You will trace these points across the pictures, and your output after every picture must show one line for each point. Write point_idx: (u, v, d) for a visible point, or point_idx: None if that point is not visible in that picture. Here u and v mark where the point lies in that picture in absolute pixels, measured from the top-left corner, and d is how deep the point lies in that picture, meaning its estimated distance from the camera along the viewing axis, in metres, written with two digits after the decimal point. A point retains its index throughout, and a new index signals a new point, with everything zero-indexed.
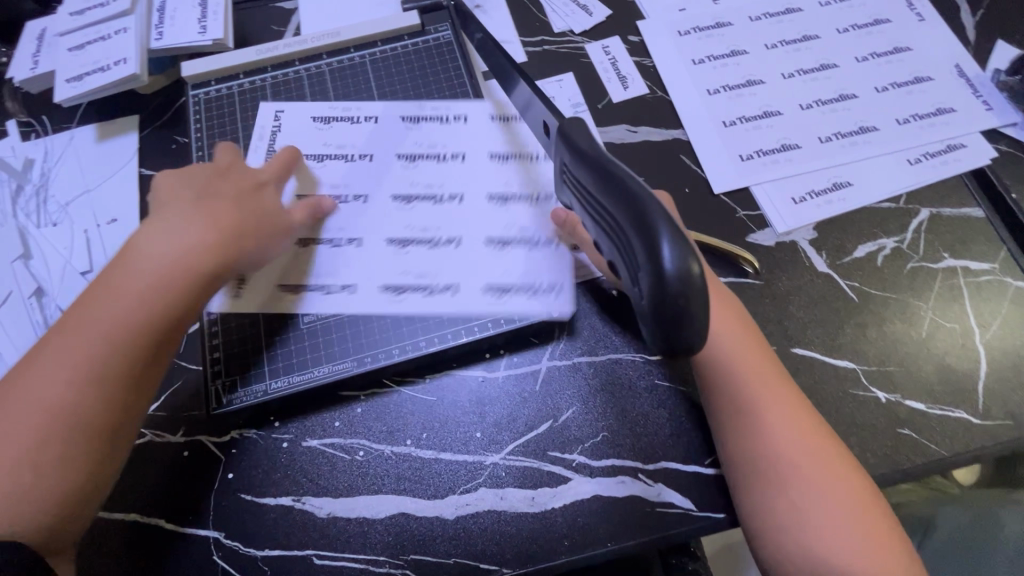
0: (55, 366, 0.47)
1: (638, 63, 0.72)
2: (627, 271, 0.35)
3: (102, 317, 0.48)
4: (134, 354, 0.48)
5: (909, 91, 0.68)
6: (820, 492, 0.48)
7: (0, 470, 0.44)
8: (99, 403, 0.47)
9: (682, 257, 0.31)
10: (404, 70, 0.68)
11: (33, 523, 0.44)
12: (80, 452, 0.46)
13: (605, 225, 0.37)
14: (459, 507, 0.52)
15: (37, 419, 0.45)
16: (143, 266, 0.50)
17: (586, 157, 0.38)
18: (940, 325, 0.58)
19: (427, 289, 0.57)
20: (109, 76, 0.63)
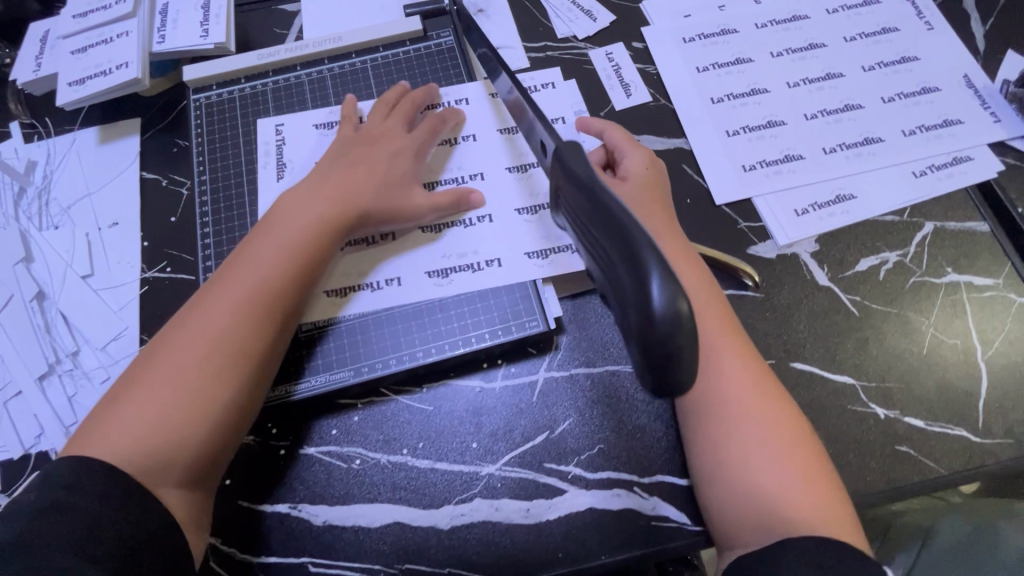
0: (212, 304, 0.50)
1: (641, 70, 0.71)
2: (620, 303, 0.35)
3: (258, 262, 0.52)
4: (279, 299, 0.51)
5: (916, 102, 0.68)
6: (759, 432, 0.47)
7: (155, 392, 0.47)
8: (248, 342, 0.49)
9: (669, 293, 0.31)
10: (405, 76, 0.68)
11: (170, 452, 0.46)
12: (219, 387, 0.48)
13: (600, 255, 0.37)
14: (454, 517, 0.52)
15: (195, 350, 0.48)
16: (288, 223, 0.54)
17: (579, 184, 0.38)
18: (942, 342, 0.57)
19: (472, 266, 0.59)
20: (111, 80, 0.63)
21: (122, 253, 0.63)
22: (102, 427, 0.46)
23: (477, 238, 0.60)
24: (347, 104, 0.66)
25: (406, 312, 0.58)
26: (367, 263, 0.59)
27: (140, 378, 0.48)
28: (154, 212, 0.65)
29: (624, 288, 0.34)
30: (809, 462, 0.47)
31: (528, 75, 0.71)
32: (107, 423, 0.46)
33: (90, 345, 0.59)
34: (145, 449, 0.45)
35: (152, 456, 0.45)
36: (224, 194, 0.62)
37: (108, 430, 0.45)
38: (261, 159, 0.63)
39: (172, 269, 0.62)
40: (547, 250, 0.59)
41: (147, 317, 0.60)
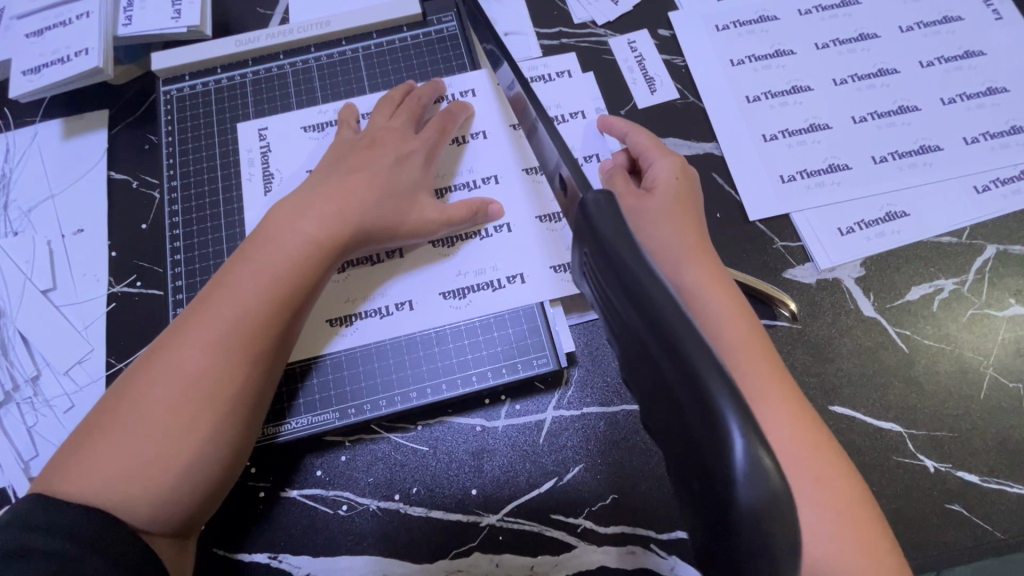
0: (194, 334, 0.43)
1: (668, 62, 0.63)
2: (679, 437, 0.26)
3: (247, 286, 0.45)
4: (272, 329, 0.44)
5: (980, 105, 0.60)
6: (813, 488, 0.38)
7: (132, 432, 0.40)
8: (237, 380, 0.43)
9: (758, 470, 0.21)
10: (402, 67, 0.60)
11: (145, 507, 0.39)
12: (203, 432, 0.41)
13: (645, 367, 0.27)
14: (450, 573, 0.47)
15: (174, 388, 0.41)
16: (280, 238, 0.47)
17: (615, 265, 0.27)
18: (1001, 385, 0.51)
19: (491, 285, 0.53)
20: (70, 68, 0.56)
21: (87, 264, 0.57)
22: (65, 475, 0.39)
23: (495, 251, 0.53)
24: (336, 99, 0.59)
25: (401, 344, 0.52)
26: (370, 284, 0.53)
27: (110, 419, 0.41)
28: (122, 217, 0.58)
29: (690, 433, 0.24)
30: (865, 527, 0.38)
31: (539, 63, 0.62)
32: (71, 471, 0.39)
33: (52, 370, 0.54)
34: (116, 504, 0.38)
35: (124, 511, 0.39)
36: (197, 201, 0.56)
37: (72, 480, 0.39)
38: (245, 168, 0.56)
39: (142, 283, 0.56)
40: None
41: (114, 338, 0.54)
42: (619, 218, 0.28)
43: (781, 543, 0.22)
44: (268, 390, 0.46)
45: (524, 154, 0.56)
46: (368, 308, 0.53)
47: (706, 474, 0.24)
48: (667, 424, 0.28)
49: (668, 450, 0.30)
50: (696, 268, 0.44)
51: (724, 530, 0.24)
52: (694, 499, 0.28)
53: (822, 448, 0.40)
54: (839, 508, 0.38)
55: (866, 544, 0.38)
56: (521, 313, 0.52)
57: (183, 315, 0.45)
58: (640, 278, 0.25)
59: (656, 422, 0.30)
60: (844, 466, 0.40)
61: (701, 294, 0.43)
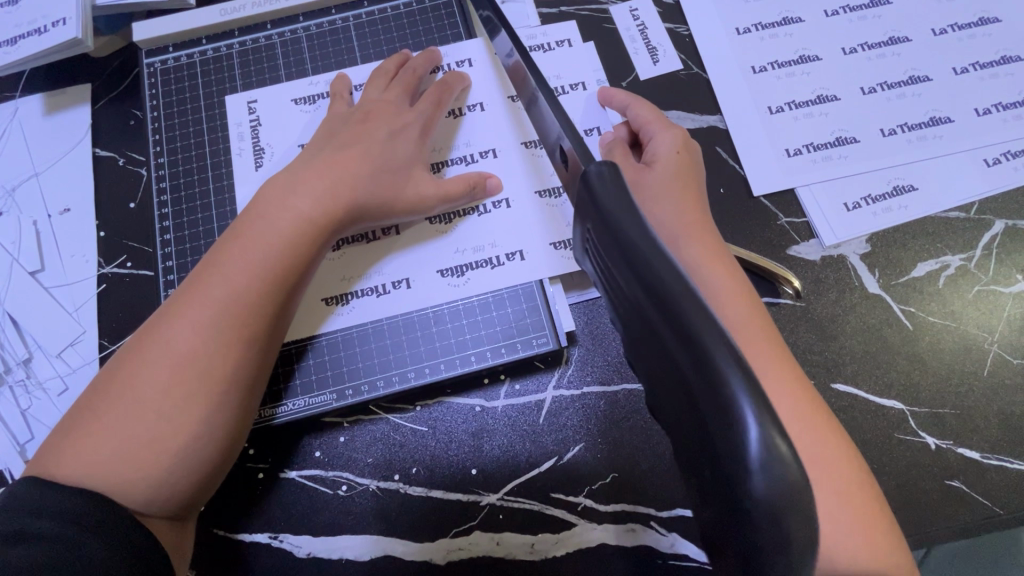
0: (185, 315, 0.42)
1: (671, 31, 0.61)
2: (687, 418, 0.25)
3: (238, 265, 0.43)
4: (266, 310, 0.43)
5: (993, 74, 0.58)
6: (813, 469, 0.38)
7: (127, 415, 0.40)
8: (231, 361, 0.42)
9: (774, 457, 0.20)
10: (394, 36, 0.58)
11: (143, 491, 0.39)
12: (198, 414, 0.40)
13: (651, 347, 0.26)
14: (450, 551, 0.47)
15: (167, 370, 0.40)
16: (271, 217, 0.45)
17: (619, 240, 0.26)
18: (1005, 361, 0.50)
19: (490, 261, 0.51)
20: (48, 40, 0.53)
21: (75, 245, 0.55)
22: (60, 458, 0.38)
23: (493, 227, 0.52)
24: (326, 71, 0.56)
25: (397, 324, 0.51)
26: (366, 262, 0.52)
27: (103, 401, 0.40)
28: (109, 196, 0.56)
29: (698, 415, 0.24)
30: (864, 505, 0.38)
31: (538, 31, 0.60)
32: (66, 456, 0.38)
33: (43, 352, 0.53)
34: (114, 488, 0.38)
35: (122, 492, 0.38)
36: (185, 178, 0.54)
37: (68, 463, 0.38)
38: (234, 143, 0.54)
39: (132, 264, 0.54)
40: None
41: (106, 320, 0.53)
42: (623, 192, 0.27)
43: (798, 534, 0.21)
44: (264, 370, 0.45)
45: (524, 125, 0.54)
46: (364, 286, 0.52)
47: (715, 458, 0.23)
48: (673, 406, 0.27)
49: (674, 430, 0.29)
50: (696, 245, 0.43)
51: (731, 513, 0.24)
52: (699, 479, 0.27)
53: (822, 423, 0.39)
54: (836, 486, 0.38)
55: (864, 520, 0.38)
56: (520, 292, 0.51)
57: (174, 295, 0.44)
58: (648, 256, 0.24)
59: (661, 400, 0.29)
60: (845, 446, 0.40)
61: (701, 273, 0.42)
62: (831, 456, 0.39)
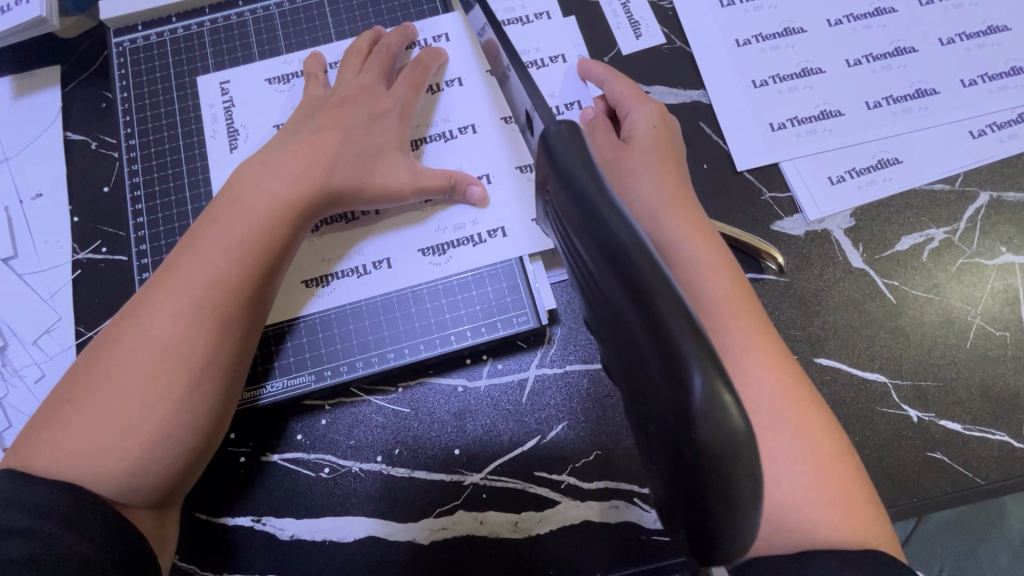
0: (162, 301, 0.41)
1: (654, 4, 0.60)
2: (640, 382, 0.25)
3: (215, 248, 0.43)
4: (244, 294, 0.43)
5: (980, 45, 0.57)
6: (792, 441, 0.38)
7: (101, 403, 0.39)
8: (209, 347, 0.41)
9: (717, 408, 0.20)
10: (370, 12, 0.56)
11: (119, 480, 0.38)
12: (178, 400, 0.40)
13: (608, 313, 0.26)
14: (434, 531, 0.47)
15: (146, 358, 0.40)
16: (245, 198, 0.44)
17: (578, 203, 0.25)
18: (988, 334, 0.50)
19: (471, 240, 0.51)
20: (12, 19, 0.52)
21: (49, 230, 0.54)
22: (38, 449, 0.38)
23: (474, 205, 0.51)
24: (301, 48, 0.55)
25: (376, 305, 0.50)
26: (345, 242, 0.51)
27: (81, 390, 0.40)
28: (83, 180, 0.55)
29: (646, 373, 0.23)
30: (842, 475, 0.38)
31: (516, 4, 0.58)
32: (42, 448, 0.38)
33: (19, 339, 0.52)
34: (90, 477, 0.38)
35: (104, 481, 0.38)
36: (157, 160, 0.53)
37: (47, 454, 0.38)
38: (207, 125, 0.53)
39: (107, 250, 0.53)
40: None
41: (82, 306, 0.52)
42: (584, 155, 0.27)
43: (744, 486, 0.21)
44: (244, 357, 0.44)
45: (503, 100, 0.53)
46: (344, 267, 0.51)
47: (663, 419, 0.23)
48: (627, 372, 0.27)
49: (627, 397, 0.29)
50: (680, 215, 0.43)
51: (677, 475, 0.24)
52: (650, 445, 0.27)
53: (801, 394, 0.39)
54: (811, 459, 0.38)
55: (844, 491, 0.38)
56: (501, 270, 0.50)
57: (150, 281, 0.43)
58: (605, 219, 0.24)
59: (616, 367, 0.29)
60: (825, 416, 0.40)
61: (682, 247, 0.41)
62: (810, 427, 0.39)
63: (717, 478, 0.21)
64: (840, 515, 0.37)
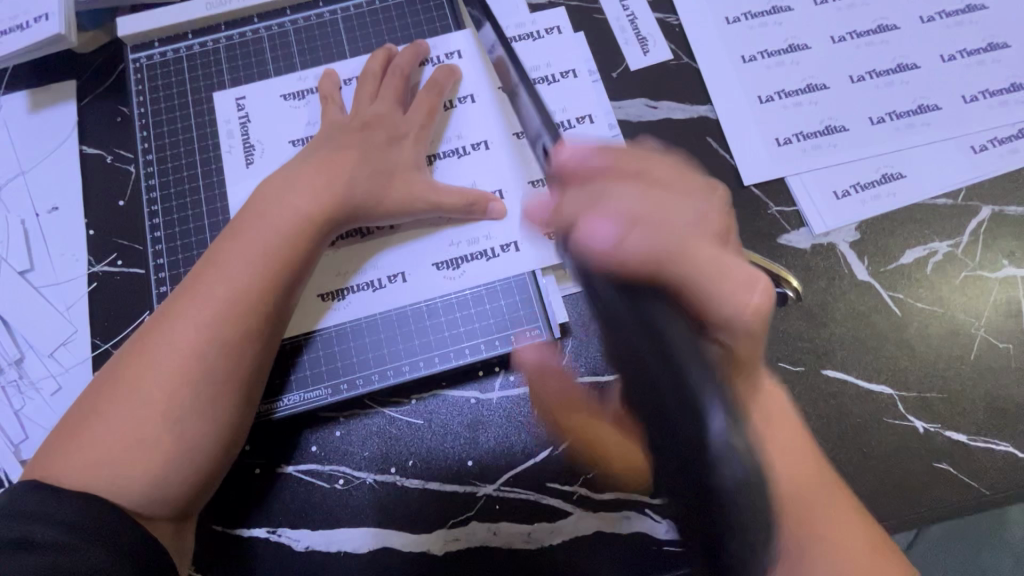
0: (186, 315, 0.42)
1: (661, 21, 0.61)
2: (665, 435, 0.31)
3: (236, 263, 0.44)
4: (266, 307, 0.44)
5: (980, 62, 0.58)
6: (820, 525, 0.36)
7: (126, 416, 0.40)
8: (231, 360, 0.42)
9: (733, 447, 0.29)
10: (383, 29, 0.57)
11: (143, 492, 0.39)
12: (202, 413, 0.41)
13: (638, 381, 0.31)
14: (447, 542, 0.48)
15: (170, 371, 0.41)
16: (267, 214, 0.46)
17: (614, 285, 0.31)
18: (992, 345, 0.51)
19: (484, 253, 0.51)
20: (31, 36, 0.53)
21: (65, 243, 0.55)
22: (65, 462, 0.39)
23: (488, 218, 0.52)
24: (315, 64, 0.56)
25: (391, 319, 0.51)
26: (360, 256, 0.51)
27: (106, 404, 0.40)
28: (99, 193, 0.56)
29: (676, 427, 0.29)
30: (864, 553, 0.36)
31: (527, 20, 0.60)
32: (67, 461, 0.39)
33: (35, 351, 0.53)
34: (115, 490, 0.38)
35: (130, 493, 0.39)
36: (174, 174, 0.53)
37: (75, 467, 0.38)
38: (224, 140, 0.54)
39: (123, 262, 0.54)
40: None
41: (98, 318, 0.53)
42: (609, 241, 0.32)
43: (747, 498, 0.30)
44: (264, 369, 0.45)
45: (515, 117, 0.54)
46: (359, 281, 0.51)
47: (694, 463, 0.29)
48: (648, 424, 0.32)
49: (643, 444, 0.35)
50: (709, 283, 0.30)
51: (704, 502, 0.30)
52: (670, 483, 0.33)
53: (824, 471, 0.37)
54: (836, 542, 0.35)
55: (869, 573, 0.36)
56: (514, 284, 0.51)
57: (174, 295, 0.44)
58: (646, 303, 0.30)
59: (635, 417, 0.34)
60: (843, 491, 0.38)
61: None
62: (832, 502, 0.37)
63: (730, 495, 0.29)
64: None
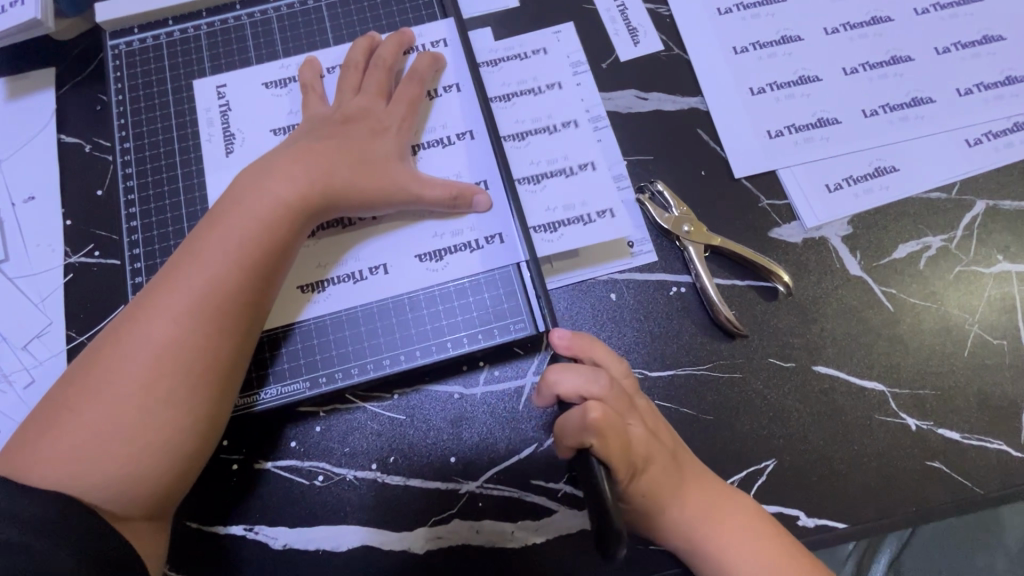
0: (161, 305, 0.41)
1: (652, 11, 0.60)
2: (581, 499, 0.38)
3: (214, 251, 0.42)
4: (244, 298, 0.42)
5: (975, 54, 0.57)
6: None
7: (98, 410, 0.38)
8: (208, 353, 0.41)
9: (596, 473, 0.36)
10: (368, 16, 0.56)
11: (115, 490, 0.38)
12: (178, 406, 0.40)
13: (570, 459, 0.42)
14: (429, 540, 0.46)
15: (143, 364, 0.39)
16: (246, 203, 0.44)
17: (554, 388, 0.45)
18: (986, 342, 0.50)
19: (469, 245, 0.50)
20: (6, 21, 0.52)
21: (41, 234, 0.54)
22: (36, 458, 0.37)
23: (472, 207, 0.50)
24: (298, 53, 0.55)
25: (372, 311, 0.49)
26: (342, 247, 0.50)
27: (77, 397, 0.39)
28: (76, 183, 0.55)
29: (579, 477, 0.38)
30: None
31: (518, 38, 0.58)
32: (36, 457, 0.38)
33: (7, 344, 0.51)
34: (85, 487, 0.37)
35: (105, 489, 0.38)
36: (152, 164, 0.52)
37: (46, 463, 0.37)
38: (204, 129, 0.52)
39: (100, 253, 0.53)
40: (556, 223, 0.51)
41: (73, 310, 0.51)
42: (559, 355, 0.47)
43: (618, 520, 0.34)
44: (243, 363, 0.43)
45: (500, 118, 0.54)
46: (340, 272, 0.50)
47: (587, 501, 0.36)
48: None
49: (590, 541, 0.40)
50: (609, 443, 0.40)
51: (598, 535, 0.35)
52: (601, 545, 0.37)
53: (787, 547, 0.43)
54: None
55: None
56: (497, 276, 0.49)
57: (150, 285, 0.43)
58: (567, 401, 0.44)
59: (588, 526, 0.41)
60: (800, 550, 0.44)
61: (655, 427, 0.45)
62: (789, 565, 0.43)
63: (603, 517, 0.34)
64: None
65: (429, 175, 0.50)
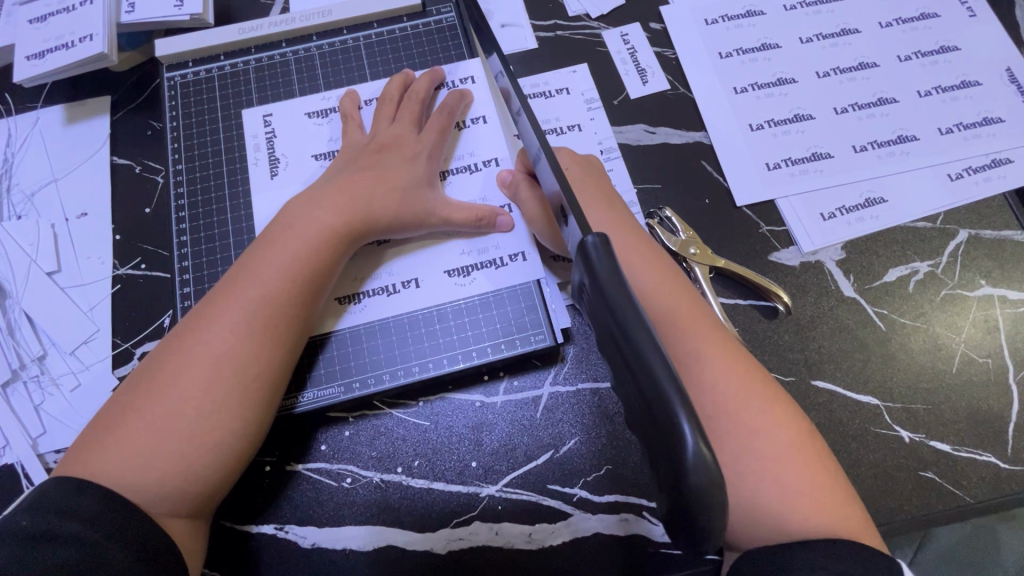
0: (222, 317, 0.44)
1: (660, 54, 0.66)
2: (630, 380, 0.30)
3: (268, 268, 0.46)
4: (292, 315, 0.46)
5: (954, 97, 0.63)
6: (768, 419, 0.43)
7: (159, 413, 0.42)
8: (260, 363, 0.44)
9: (699, 457, 0.26)
10: (402, 55, 0.61)
11: (170, 488, 0.41)
12: (231, 411, 0.43)
13: (611, 352, 0.32)
14: (450, 541, 0.49)
15: (202, 372, 0.43)
16: (297, 225, 0.48)
17: (628, 340, 0.29)
18: (972, 360, 0.54)
19: (493, 263, 0.54)
20: (74, 55, 0.56)
21: (92, 246, 0.57)
22: (101, 456, 0.40)
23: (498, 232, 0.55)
24: (338, 86, 0.60)
25: (403, 322, 0.53)
26: (376, 263, 0.54)
27: (140, 401, 0.42)
28: (126, 201, 0.59)
29: (671, 454, 0.27)
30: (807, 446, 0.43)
31: (541, 80, 0.64)
32: (100, 457, 0.40)
33: (58, 349, 0.55)
34: (144, 485, 0.40)
35: (163, 487, 0.41)
36: (201, 184, 0.57)
37: (110, 461, 0.40)
38: (250, 154, 0.57)
39: (146, 266, 0.57)
40: None
41: (119, 318, 0.55)
42: (622, 283, 0.31)
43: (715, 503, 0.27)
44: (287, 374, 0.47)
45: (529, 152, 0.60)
46: (374, 286, 0.54)
47: (665, 455, 0.28)
48: (616, 372, 0.32)
49: (618, 382, 0.33)
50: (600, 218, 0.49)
51: (673, 503, 0.29)
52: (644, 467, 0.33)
53: (780, 407, 0.43)
54: (765, 455, 0.41)
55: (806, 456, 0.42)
56: (519, 291, 0.54)
57: (208, 299, 0.46)
58: (645, 356, 0.28)
59: (632, 395, 0.30)
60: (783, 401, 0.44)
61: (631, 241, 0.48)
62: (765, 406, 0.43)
63: (694, 488, 0.26)
64: (824, 510, 0.40)
65: (457, 202, 0.54)
